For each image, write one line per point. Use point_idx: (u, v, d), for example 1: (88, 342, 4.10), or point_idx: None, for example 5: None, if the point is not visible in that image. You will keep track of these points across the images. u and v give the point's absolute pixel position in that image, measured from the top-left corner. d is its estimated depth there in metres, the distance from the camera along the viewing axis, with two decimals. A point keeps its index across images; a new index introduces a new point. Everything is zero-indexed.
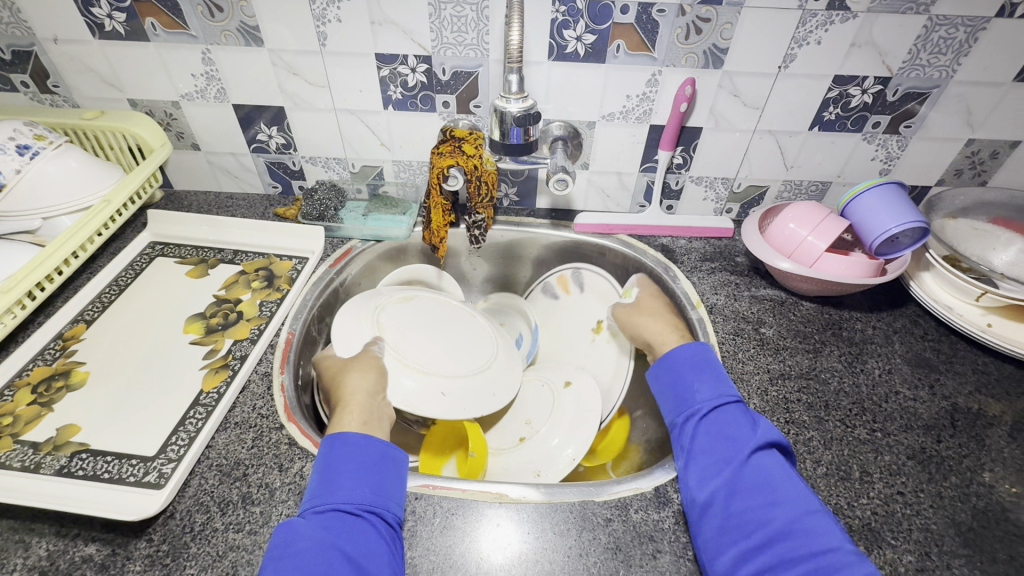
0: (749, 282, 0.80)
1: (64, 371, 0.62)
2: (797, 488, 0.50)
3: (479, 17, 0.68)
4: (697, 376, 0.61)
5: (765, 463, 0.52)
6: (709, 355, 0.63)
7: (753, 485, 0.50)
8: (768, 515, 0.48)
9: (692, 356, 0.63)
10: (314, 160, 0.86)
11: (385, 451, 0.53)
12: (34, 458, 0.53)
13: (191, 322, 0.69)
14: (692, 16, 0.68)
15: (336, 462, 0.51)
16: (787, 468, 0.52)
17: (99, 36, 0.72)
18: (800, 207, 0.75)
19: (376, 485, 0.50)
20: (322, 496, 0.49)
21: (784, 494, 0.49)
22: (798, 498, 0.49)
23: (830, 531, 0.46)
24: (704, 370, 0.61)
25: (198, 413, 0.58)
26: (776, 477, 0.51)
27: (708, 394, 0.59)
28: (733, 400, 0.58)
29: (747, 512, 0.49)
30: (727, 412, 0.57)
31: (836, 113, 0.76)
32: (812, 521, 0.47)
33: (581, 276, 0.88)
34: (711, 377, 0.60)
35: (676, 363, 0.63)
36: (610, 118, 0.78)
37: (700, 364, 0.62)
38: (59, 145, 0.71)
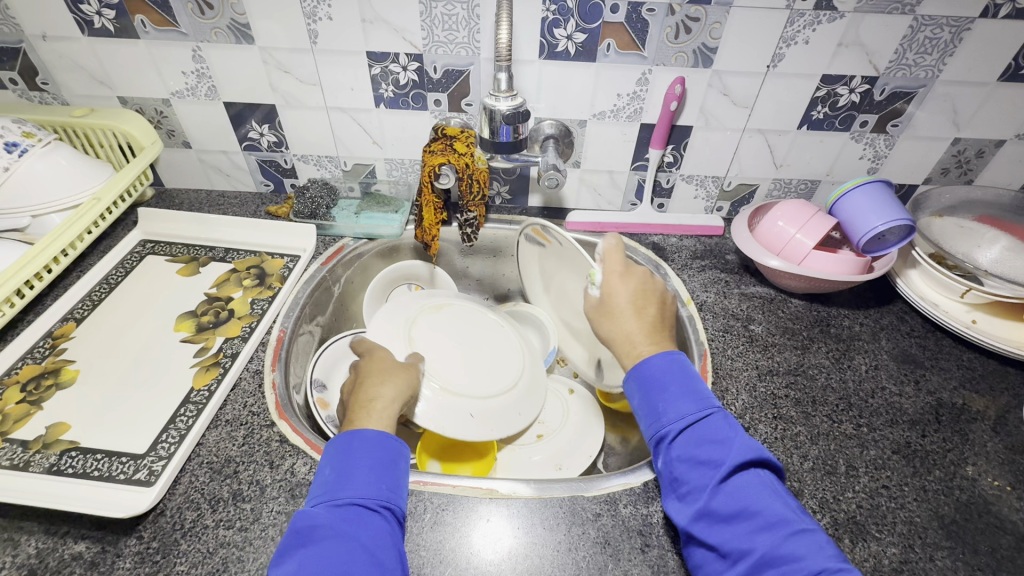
0: (739, 279, 0.80)
1: (54, 369, 0.62)
2: (780, 508, 0.44)
3: (470, 16, 0.69)
4: (662, 391, 0.52)
5: (742, 487, 0.45)
6: (675, 358, 0.53)
7: (730, 515, 0.44)
8: (751, 545, 0.43)
9: (659, 365, 0.53)
10: (306, 158, 0.86)
11: (399, 449, 0.52)
12: (24, 456, 0.53)
13: (182, 321, 0.69)
14: (682, 16, 0.68)
15: (351, 457, 0.49)
16: (768, 486, 0.45)
17: (89, 33, 0.72)
18: (789, 205, 0.75)
19: (391, 481, 0.49)
20: (338, 489, 0.47)
21: (766, 519, 0.43)
22: (782, 522, 0.43)
23: (819, 553, 0.41)
24: (669, 384, 0.52)
25: (189, 411, 0.58)
26: (755, 500, 0.44)
27: (676, 410, 0.51)
28: (703, 412, 0.50)
29: (730, 544, 0.43)
30: (698, 431, 0.49)
31: (824, 112, 0.77)
32: (797, 547, 0.41)
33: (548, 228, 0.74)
34: (678, 390, 0.51)
35: (638, 377, 0.53)
36: (601, 116, 0.79)
37: (665, 374, 0.52)
38: (48, 142, 0.71)
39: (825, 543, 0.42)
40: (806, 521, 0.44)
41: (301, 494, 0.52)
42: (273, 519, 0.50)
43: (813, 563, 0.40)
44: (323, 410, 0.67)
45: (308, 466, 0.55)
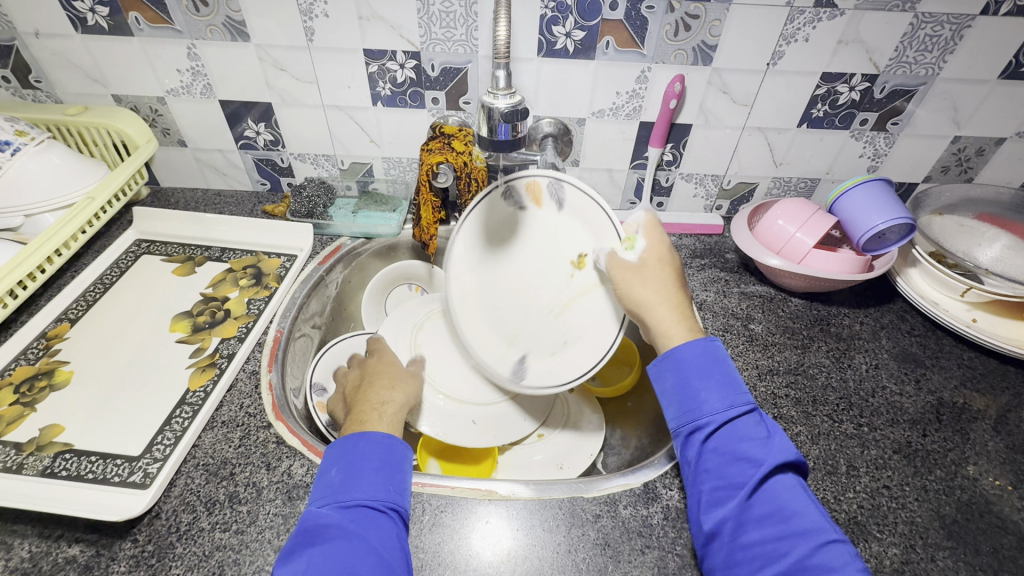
0: (738, 278, 0.80)
1: (47, 370, 0.61)
2: (815, 517, 0.46)
3: (468, 13, 0.68)
4: (703, 382, 0.53)
5: (777, 490, 0.47)
6: (715, 352, 0.55)
7: (764, 514, 0.46)
8: (780, 550, 0.45)
9: (694, 354, 0.55)
10: (302, 157, 0.86)
11: (406, 452, 0.52)
12: (16, 458, 0.53)
13: (177, 321, 0.68)
14: (682, 13, 0.68)
15: (357, 459, 0.49)
16: (800, 491, 0.48)
17: (82, 30, 0.71)
18: (789, 203, 0.75)
19: (398, 484, 0.49)
20: (345, 490, 0.47)
21: (799, 525, 0.45)
22: (817, 530, 0.45)
23: (844, 562, 0.43)
24: (712, 373, 0.54)
25: (185, 412, 0.58)
26: (791, 506, 0.46)
27: (715, 404, 0.52)
28: (744, 409, 0.52)
29: (759, 547, 0.45)
30: (737, 427, 0.51)
31: (824, 110, 0.76)
32: (831, 555, 0.43)
33: (559, 188, 0.66)
34: (717, 383, 0.53)
35: (676, 365, 0.55)
36: (601, 114, 0.78)
37: (706, 367, 0.54)
38: (41, 140, 0.70)
39: (853, 554, 0.44)
40: (834, 528, 0.46)
41: (299, 496, 0.52)
42: (269, 522, 0.50)
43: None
44: (322, 412, 0.66)
45: (305, 468, 0.54)
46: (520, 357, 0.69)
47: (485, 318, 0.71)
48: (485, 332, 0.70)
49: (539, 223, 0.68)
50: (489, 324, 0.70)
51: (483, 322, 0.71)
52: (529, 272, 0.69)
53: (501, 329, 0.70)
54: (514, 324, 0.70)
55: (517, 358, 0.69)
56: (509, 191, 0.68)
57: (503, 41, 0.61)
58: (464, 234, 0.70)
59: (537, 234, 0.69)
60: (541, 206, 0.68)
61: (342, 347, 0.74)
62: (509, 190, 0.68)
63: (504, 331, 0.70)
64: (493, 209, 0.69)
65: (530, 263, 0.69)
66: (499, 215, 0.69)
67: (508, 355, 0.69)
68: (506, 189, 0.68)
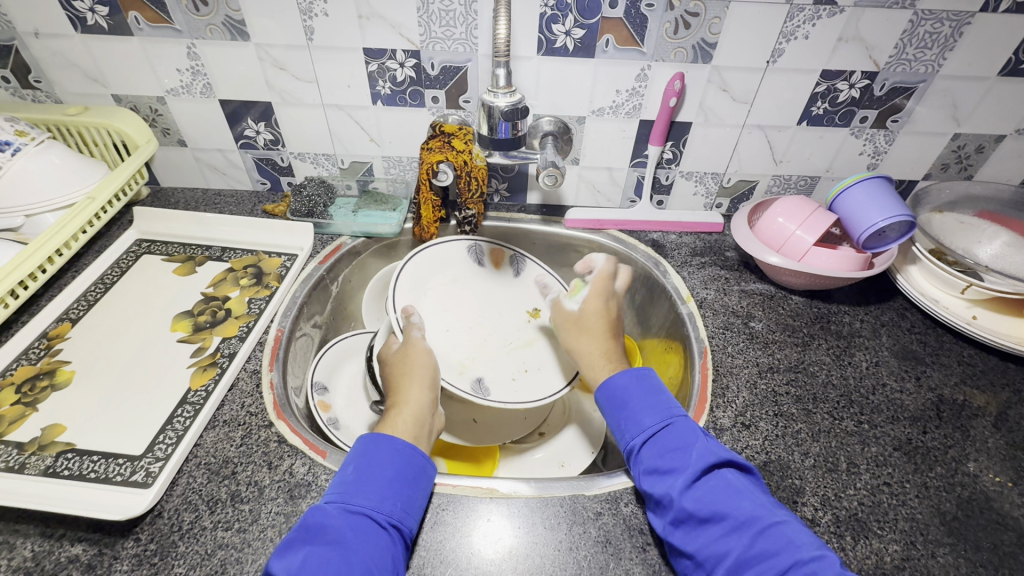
0: (739, 276, 0.80)
1: (49, 370, 0.61)
2: (748, 508, 0.47)
3: (467, 11, 0.68)
4: (625, 408, 0.57)
5: (708, 490, 0.48)
6: (641, 376, 0.60)
7: (703, 517, 0.47)
8: (726, 547, 0.45)
9: (622, 382, 0.59)
10: (302, 156, 0.86)
11: (424, 467, 0.53)
12: (19, 458, 0.53)
13: (179, 321, 0.68)
14: (681, 11, 0.68)
15: (373, 462, 0.51)
16: (733, 486, 0.49)
17: (82, 30, 0.71)
18: (789, 201, 0.75)
19: (406, 499, 0.49)
20: (354, 494, 0.48)
21: (738, 519, 0.46)
22: (750, 520, 0.46)
23: (785, 545, 0.44)
24: (630, 400, 0.58)
25: (186, 412, 0.58)
26: (724, 502, 0.47)
27: (636, 425, 0.56)
28: (664, 424, 0.54)
29: (707, 549, 0.46)
30: (660, 440, 0.53)
31: (824, 108, 0.76)
32: (769, 542, 0.44)
33: (519, 261, 0.83)
34: (637, 406, 0.57)
35: (605, 395, 0.60)
36: (600, 113, 0.78)
37: (625, 391, 0.58)
38: (42, 141, 0.70)
39: (793, 536, 0.45)
40: (777, 514, 0.47)
41: (300, 494, 0.52)
42: (271, 520, 0.50)
43: (785, 557, 0.43)
44: (323, 412, 0.67)
45: (307, 467, 0.54)
46: (478, 377, 0.71)
47: (442, 340, 0.73)
48: (445, 353, 0.72)
49: (496, 283, 0.82)
50: (448, 345, 0.73)
51: (442, 343, 0.72)
52: (484, 313, 0.79)
53: (460, 352, 0.73)
54: (471, 350, 0.74)
55: (476, 378, 0.71)
56: (474, 251, 0.82)
57: (502, 39, 0.61)
58: (427, 265, 0.78)
59: (494, 289, 0.81)
60: (500, 270, 0.82)
61: (343, 347, 0.75)
62: (475, 251, 0.82)
63: (462, 354, 0.73)
64: (456, 260, 0.81)
65: (486, 307, 0.79)
66: (461, 266, 0.81)
67: (466, 373, 0.71)
68: (474, 247, 0.82)
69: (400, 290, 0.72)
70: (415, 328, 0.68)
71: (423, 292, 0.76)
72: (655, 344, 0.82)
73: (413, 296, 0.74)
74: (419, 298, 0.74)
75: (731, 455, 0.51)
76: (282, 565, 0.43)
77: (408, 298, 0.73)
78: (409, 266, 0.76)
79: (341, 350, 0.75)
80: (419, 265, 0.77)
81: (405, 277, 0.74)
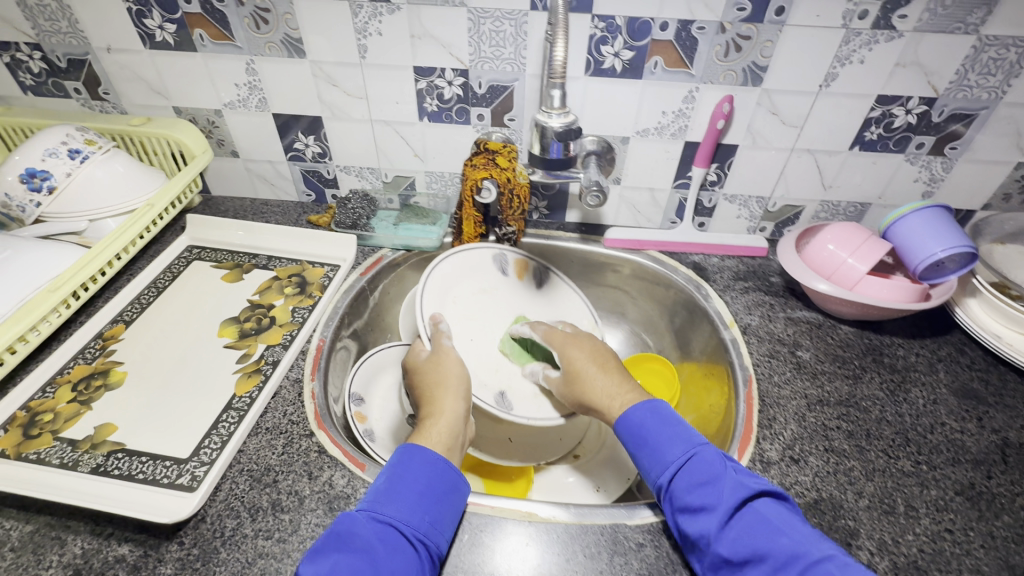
0: (785, 303, 0.77)
1: (103, 370, 0.63)
2: (788, 545, 0.44)
3: (517, 33, 0.70)
4: (645, 445, 0.54)
5: (744, 529, 0.46)
6: (657, 407, 0.56)
7: (742, 561, 0.45)
8: None
9: (636, 419, 0.56)
10: (348, 169, 0.88)
11: (456, 482, 0.52)
12: (72, 455, 0.54)
13: (225, 326, 0.70)
14: (733, 34, 0.68)
15: (405, 474, 0.50)
16: (770, 521, 0.46)
17: (150, 46, 0.75)
18: (840, 227, 0.73)
19: (435, 514, 0.49)
20: (385, 505, 0.48)
21: (778, 560, 0.44)
22: (791, 557, 0.43)
23: None
24: (648, 436, 0.54)
25: (231, 417, 0.59)
26: (762, 542, 0.45)
27: (659, 461, 0.53)
28: (688, 461, 0.51)
29: None
30: (686, 475, 0.50)
31: (878, 133, 0.75)
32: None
33: (541, 273, 0.84)
34: (657, 441, 0.54)
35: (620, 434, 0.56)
36: (645, 133, 0.78)
37: (642, 426, 0.55)
38: (108, 149, 0.72)
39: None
40: (822, 548, 0.44)
41: (339, 507, 0.52)
42: (311, 532, 0.50)
43: None
44: (359, 422, 0.68)
45: (346, 479, 0.54)
46: (502, 390, 0.70)
47: (470, 349, 0.72)
48: (472, 363, 0.70)
49: (520, 294, 0.81)
50: (474, 356, 0.71)
51: (469, 352, 0.71)
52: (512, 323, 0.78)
53: (486, 361, 0.72)
54: (495, 362, 0.73)
55: (501, 391, 0.70)
56: (499, 259, 0.81)
57: (559, 62, 0.61)
58: (456, 272, 0.77)
59: (519, 300, 0.81)
60: (522, 281, 0.82)
61: (382, 357, 0.76)
62: (500, 260, 0.81)
63: (488, 365, 0.72)
64: (483, 267, 0.80)
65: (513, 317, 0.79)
66: (488, 275, 0.80)
67: (490, 384, 0.70)
68: (498, 257, 0.81)
69: (428, 295, 0.71)
70: (444, 337, 0.67)
71: (450, 299, 0.74)
72: (695, 368, 0.79)
73: (441, 301, 0.73)
74: (448, 306, 0.74)
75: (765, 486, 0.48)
76: (310, 569, 0.43)
77: (435, 304, 0.72)
78: (437, 272, 0.75)
79: (377, 362, 0.75)
80: (446, 272, 0.75)
81: (433, 284, 0.73)
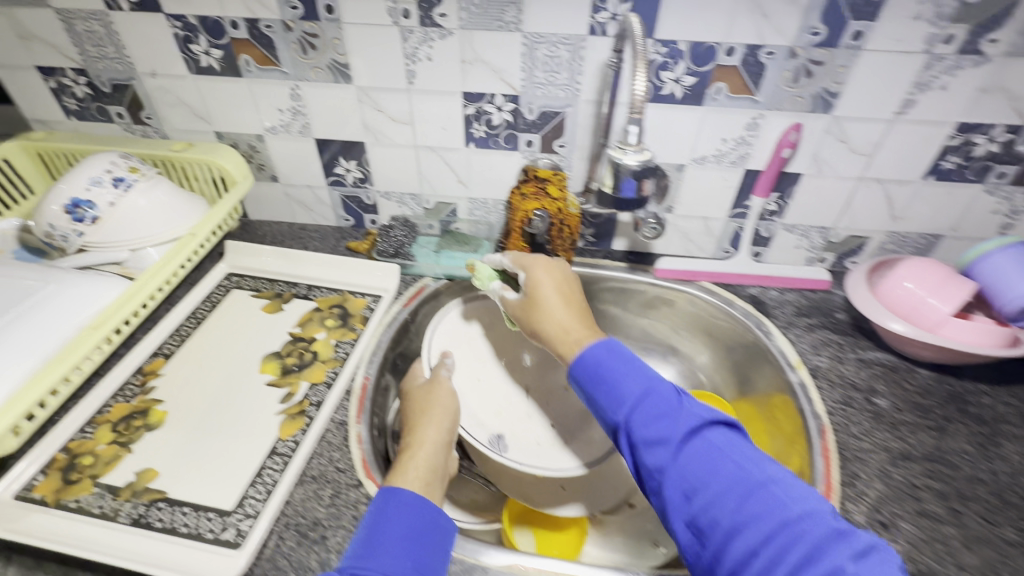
0: (853, 343, 0.73)
1: (143, 409, 0.61)
2: (734, 469, 0.42)
3: (573, 58, 0.67)
4: (602, 384, 0.51)
5: (701, 455, 0.43)
6: (614, 346, 0.53)
7: (699, 486, 0.42)
8: (729, 513, 0.40)
9: (591, 356, 0.53)
10: (388, 196, 0.86)
11: (437, 521, 0.49)
12: (113, 504, 0.52)
13: (267, 362, 0.67)
14: (804, 59, 0.63)
15: (383, 521, 0.47)
16: (727, 445, 0.44)
17: (194, 71, 0.73)
18: (916, 264, 0.68)
19: (417, 557, 0.45)
20: (361, 555, 0.44)
21: (736, 482, 0.41)
22: (737, 482, 0.41)
23: (787, 501, 0.39)
24: (604, 374, 0.51)
25: (275, 464, 0.56)
26: (720, 466, 0.43)
27: (617, 396, 0.50)
28: (645, 393, 0.48)
29: (711, 520, 0.41)
30: (643, 409, 0.47)
31: (956, 162, 0.70)
32: (757, 504, 0.40)
33: None
34: (614, 377, 0.51)
35: (578, 373, 0.53)
36: (702, 161, 0.74)
37: (598, 364, 0.52)
38: (151, 177, 0.71)
39: (792, 494, 0.40)
40: (776, 470, 0.42)
41: None
42: None
43: (789, 514, 0.39)
44: None
45: None
46: (498, 433, 0.72)
47: (474, 389, 0.74)
48: (474, 402, 0.73)
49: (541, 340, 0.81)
50: (478, 397, 0.74)
51: (474, 392, 0.74)
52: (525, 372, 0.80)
53: (489, 402, 0.74)
54: (499, 406, 0.75)
55: (497, 433, 0.72)
56: None
57: (640, 97, 0.53)
58: (472, 312, 0.79)
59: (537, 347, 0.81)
60: None
61: None
62: None
63: (490, 408, 0.74)
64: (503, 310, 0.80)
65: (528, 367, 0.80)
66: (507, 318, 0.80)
67: (489, 424, 0.72)
68: None
69: (438, 336, 0.74)
70: (444, 369, 0.66)
71: (463, 339, 0.77)
72: (754, 409, 0.74)
73: (453, 341, 0.75)
74: (461, 345, 0.76)
75: (720, 417, 0.47)
76: None
77: (446, 344, 0.74)
78: (453, 313, 0.77)
79: None
80: (462, 312, 0.78)
81: (445, 326, 0.75)
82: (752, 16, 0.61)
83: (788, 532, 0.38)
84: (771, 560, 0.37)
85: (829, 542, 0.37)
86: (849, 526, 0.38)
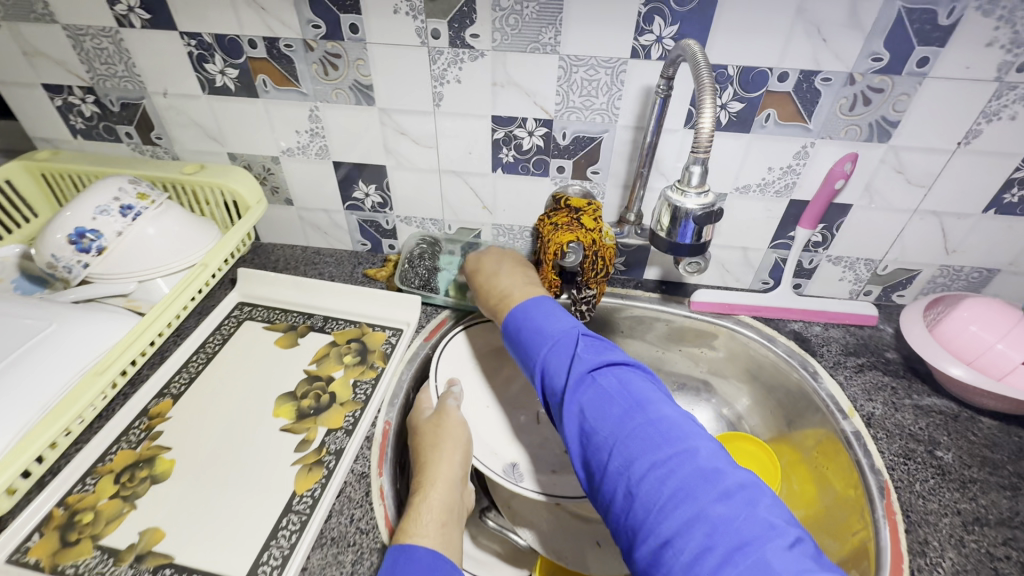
0: (908, 387, 0.68)
1: (148, 457, 0.56)
2: (620, 411, 0.45)
3: (613, 82, 0.62)
4: (523, 341, 0.56)
5: (593, 400, 0.47)
6: (537, 307, 0.58)
7: (588, 427, 0.46)
8: (611, 451, 0.44)
9: (516, 318, 0.58)
10: (409, 220, 0.81)
11: None
12: (114, 571, 0.47)
13: (281, 405, 0.62)
14: (863, 86, 0.59)
15: None
16: (621, 391, 0.47)
17: (209, 91, 0.70)
18: (980, 306, 0.64)
19: None
20: None
21: (620, 424, 0.44)
22: (619, 422, 0.45)
23: (663, 443, 0.42)
24: (524, 333, 0.56)
25: (291, 523, 0.51)
26: (608, 409, 0.46)
27: (534, 352, 0.54)
28: (557, 348, 0.53)
29: (599, 458, 0.44)
30: (553, 361, 0.52)
31: (1020, 196, 0.65)
32: (632, 445, 0.43)
33: None
34: (532, 335, 0.55)
35: (507, 333, 0.59)
36: (745, 191, 0.70)
37: (522, 326, 0.57)
38: (161, 203, 0.67)
39: (669, 434, 0.43)
40: (661, 412, 0.45)
41: None
42: None
43: (658, 455, 0.42)
44: None
45: None
46: (514, 461, 0.66)
47: (484, 417, 0.68)
48: (485, 430, 0.67)
49: None
50: (489, 425, 0.68)
51: (484, 421, 0.68)
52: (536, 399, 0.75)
53: (500, 430, 0.69)
54: (511, 432, 0.69)
55: (512, 462, 0.66)
56: None
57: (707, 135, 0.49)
58: (478, 337, 0.74)
59: None
60: None
61: None
62: None
63: (502, 435, 0.68)
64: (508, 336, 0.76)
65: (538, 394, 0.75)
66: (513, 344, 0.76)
67: (502, 453, 0.66)
68: None
69: (445, 361, 0.69)
70: (451, 398, 0.62)
71: (469, 364, 0.72)
72: (798, 456, 0.69)
73: (459, 367, 0.70)
74: (468, 371, 0.71)
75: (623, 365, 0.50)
76: None
77: (451, 370, 0.69)
78: (456, 336, 0.72)
79: None
80: (467, 337, 0.73)
81: (450, 349, 0.70)
82: (810, 40, 0.56)
83: (656, 470, 0.41)
84: (644, 499, 0.41)
85: (695, 485, 0.39)
86: (720, 468, 0.41)
